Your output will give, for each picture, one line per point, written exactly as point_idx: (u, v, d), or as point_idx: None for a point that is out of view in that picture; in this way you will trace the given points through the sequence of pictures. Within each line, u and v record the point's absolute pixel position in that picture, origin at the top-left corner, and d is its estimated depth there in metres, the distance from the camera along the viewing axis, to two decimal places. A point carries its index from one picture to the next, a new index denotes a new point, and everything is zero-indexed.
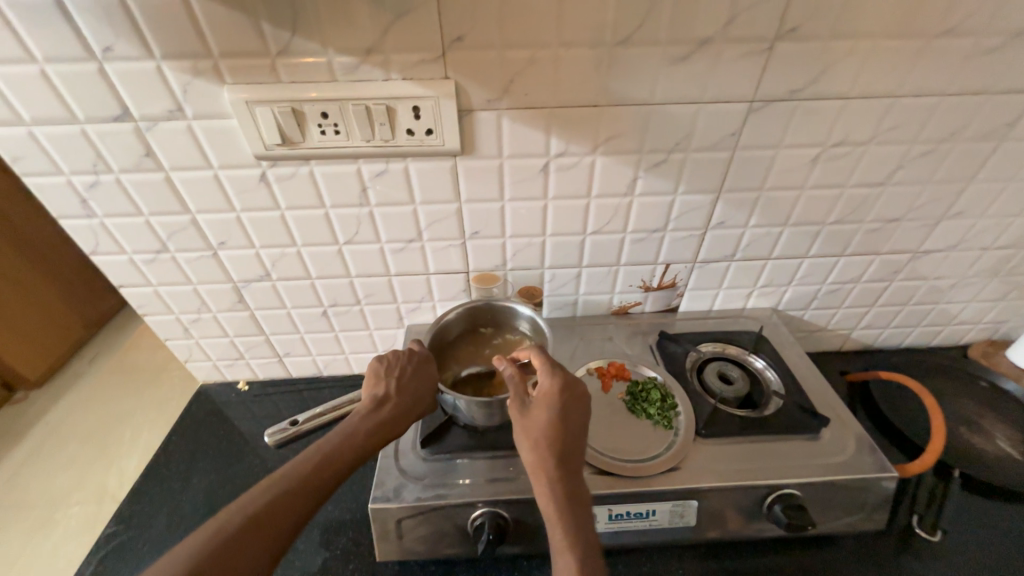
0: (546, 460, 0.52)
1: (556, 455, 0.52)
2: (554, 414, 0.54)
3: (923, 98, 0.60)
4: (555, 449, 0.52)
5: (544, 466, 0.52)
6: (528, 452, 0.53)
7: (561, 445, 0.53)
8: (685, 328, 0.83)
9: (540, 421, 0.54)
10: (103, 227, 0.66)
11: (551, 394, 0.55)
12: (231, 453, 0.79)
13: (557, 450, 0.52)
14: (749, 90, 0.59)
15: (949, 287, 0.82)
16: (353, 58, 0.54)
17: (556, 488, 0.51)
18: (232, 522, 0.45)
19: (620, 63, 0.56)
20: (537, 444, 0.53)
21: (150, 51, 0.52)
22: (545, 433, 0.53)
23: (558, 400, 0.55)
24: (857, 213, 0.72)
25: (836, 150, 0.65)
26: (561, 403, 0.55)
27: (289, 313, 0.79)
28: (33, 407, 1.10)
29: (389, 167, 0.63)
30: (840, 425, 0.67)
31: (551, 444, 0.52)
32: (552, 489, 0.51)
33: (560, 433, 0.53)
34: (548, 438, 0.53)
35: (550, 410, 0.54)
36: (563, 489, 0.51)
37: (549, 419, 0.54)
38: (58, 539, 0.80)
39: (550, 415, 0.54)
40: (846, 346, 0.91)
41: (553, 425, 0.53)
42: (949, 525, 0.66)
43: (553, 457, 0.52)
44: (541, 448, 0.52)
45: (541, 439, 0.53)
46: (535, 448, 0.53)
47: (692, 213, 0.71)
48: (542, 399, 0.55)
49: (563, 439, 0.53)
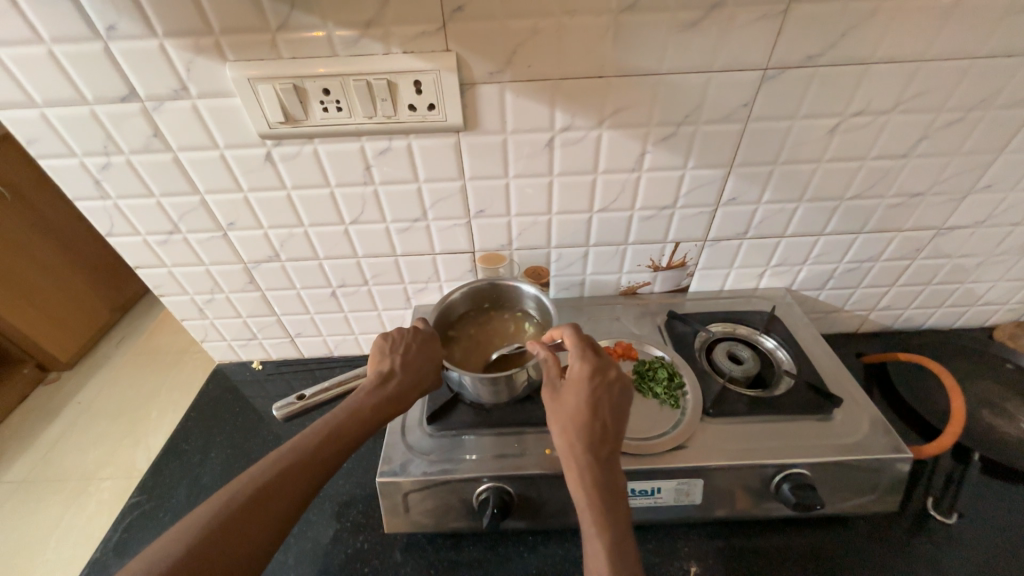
0: (577, 447, 0.52)
1: (588, 441, 0.52)
2: (586, 400, 0.53)
3: (952, 62, 0.57)
4: (586, 438, 0.52)
5: (576, 452, 0.52)
6: (559, 436, 0.54)
7: (592, 431, 0.52)
8: (695, 309, 0.82)
9: (571, 407, 0.54)
10: (117, 209, 0.67)
11: (584, 381, 0.54)
12: (246, 429, 0.81)
13: (589, 436, 0.52)
14: (763, 57, 0.56)
15: (975, 265, 0.79)
16: (352, 31, 0.53)
17: (587, 474, 0.51)
18: (241, 494, 0.46)
19: (626, 31, 0.54)
20: (568, 430, 0.53)
21: (153, 29, 0.52)
22: (577, 419, 0.53)
23: (589, 386, 0.54)
24: (878, 187, 0.69)
25: (856, 120, 0.62)
26: (593, 389, 0.54)
27: (299, 293, 0.80)
28: (64, 386, 1.15)
29: (392, 144, 0.62)
30: (854, 406, 0.65)
31: (583, 430, 0.52)
32: (583, 475, 0.51)
33: (592, 419, 0.53)
34: (580, 424, 0.53)
35: (582, 398, 0.54)
36: (594, 475, 0.51)
37: (580, 404, 0.53)
38: (89, 510, 0.85)
39: (582, 401, 0.54)
40: (863, 327, 0.89)
41: (585, 410, 0.53)
42: (966, 508, 0.64)
43: (584, 443, 0.52)
44: (572, 435, 0.53)
45: (572, 425, 0.53)
46: (566, 436, 0.53)
47: (703, 189, 0.69)
48: (573, 384, 0.55)
49: (595, 425, 0.53)
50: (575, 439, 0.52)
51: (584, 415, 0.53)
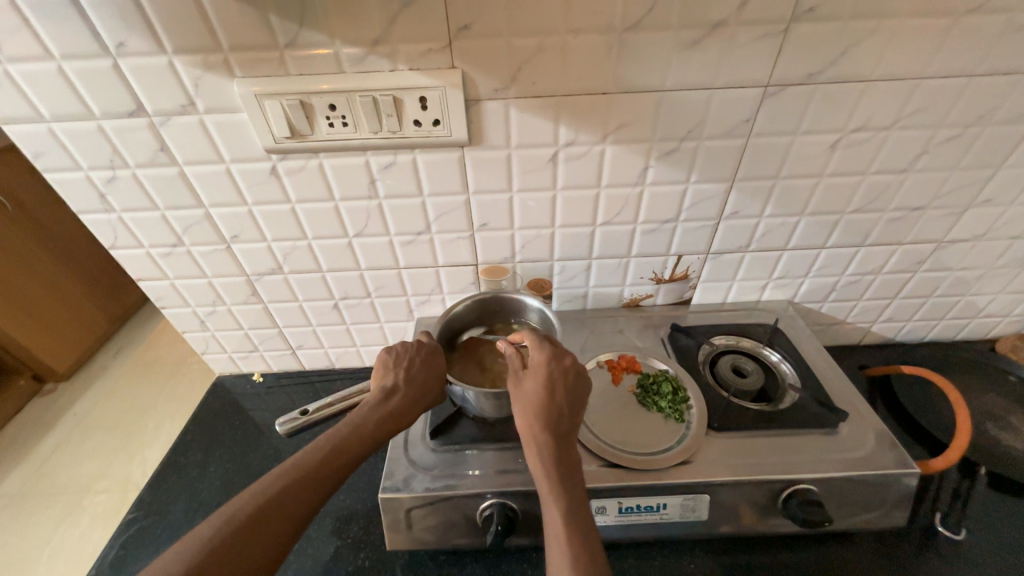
0: (536, 429, 0.52)
1: (546, 423, 0.52)
2: (545, 383, 0.54)
3: (950, 79, 0.58)
4: (544, 421, 0.52)
5: (535, 434, 0.52)
6: (520, 422, 0.53)
7: (550, 414, 0.52)
8: (697, 321, 0.82)
9: (531, 392, 0.54)
10: (122, 222, 0.67)
11: (542, 366, 0.55)
12: (246, 443, 0.80)
13: (548, 418, 0.52)
14: (764, 75, 0.57)
15: (975, 278, 0.79)
16: (360, 49, 0.54)
17: (546, 456, 0.51)
18: (243, 511, 0.46)
19: (629, 49, 0.55)
20: (528, 414, 0.53)
21: (163, 46, 0.53)
22: (536, 402, 0.53)
23: (547, 370, 0.55)
24: (879, 201, 0.69)
25: (856, 136, 0.63)
26: (551, 373, 0.55)
27: (301, 306, 0.79)
28: (61, 398, 1.14)
29: (397, 159, 0.63)
30: (859, 419, 0.65)
31: (542, 412, 0.53)
32: (541, 456, 0.51)
33: (550, 402, 0.53)
34: (539, 406, 0.53)
35: (540, 382, 0.54)
36: (553, 457, 0.50)
37: (539, 388, 0.54)
38: (84, 526, 0.83)
39: (541, 385, 0.54)
40: (866, 340, 0.89)
41: (543, 393, 0.53)
42: (974, 524, 0.63)
43: (544, 425, 0.52)
44: (532, 418, 0.53)
45: (532, 408, 0.53)
46: (526, 421, 0.53)
47: (705, 203, 0.69)
48: (533, 370, 0.55)
49: (553, 408, 0.53)
50: (534, 422, 0.52)
51: (543, 399, 0.53)
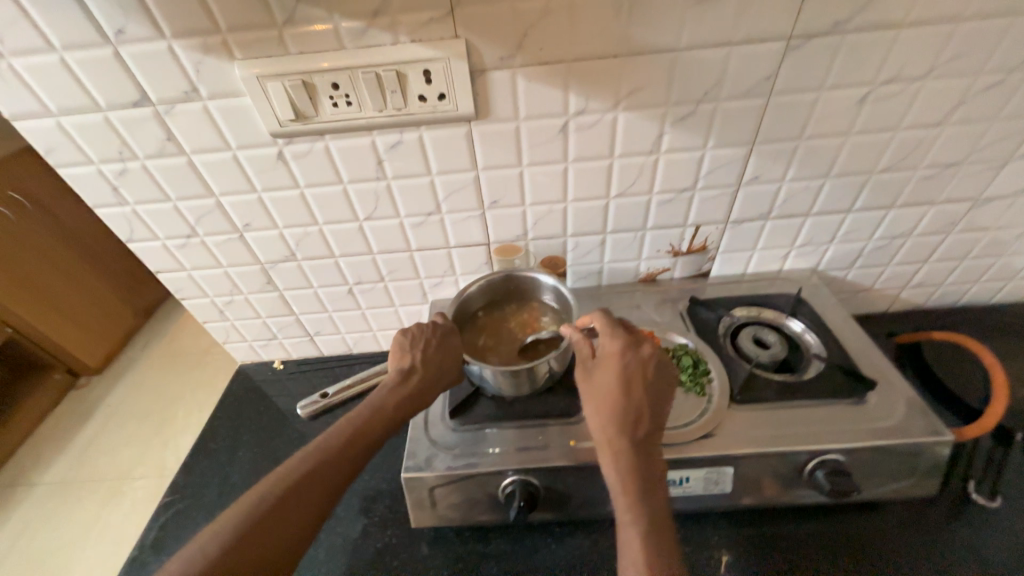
0: (611, 422, 0.52)
1: (621, 418, 0.52)
2: (619, 376, 0.54)
3: (991, 20, 0.53)
4: (619, 414, 0.52)
5: (610, 428, 0.52)
6: (593, 413, 0.54)
7: (626, 409, 0.52)
8: (717, 293, 0.79)
9: (606, 384, 0.54)
10: (136, 214, 0.68)
11: (617, 357, 0.55)
12: (271, 428, 0.82)
13: (624, 413, 0.52)
14: (787, 26, 0.54)
15: (1014, 238, 0.75)
16: (360, 22, 0.52)
17: (621, 449, 0.51)
18: (271, 493, 0.47)
19: (641, 6, 0.52)
20: (602, 409, 0.53)
21: (162, 31, 0.52)
22: (611, 396, 0.53)
23: (620, 363, 0.54)
24: (911, 158, 0.66)
25: (887, 89, 0.59)
26: (626, 365, 0.54)
27: (316, 292, 0.80)
28: (95, 390, 1.18)
29: (404, 137, 0.61)
30: (889, 388, 0.63)
31: (618, 405, 0.52)
32: (616, 450, 0.51)
33: (626, 395, 0.53)
34: (614, 400, 0.53)
35: (614, 374, 0.54)
36: (629, 452, 0.50)
37: (613, 380, 0.54)
38: (125, 510, 0.87)
39: (615, 377, 0.54)
40: (894, 307, 0.86)
41: (618, 386, 0.53)
42: (1011, 490, 0.61)
43: (619, 419, 0.52)
44: (607, 411, 0.53)
45: (607, 402, 0.53)
46: (600, 413, 0.53)
47: (723, 169, 0.66)
48: (606, 361, 0.55)
49: (629, 402, 0.52)
50: (608, 416, 0.52)
51: (618, 391, 0.53)
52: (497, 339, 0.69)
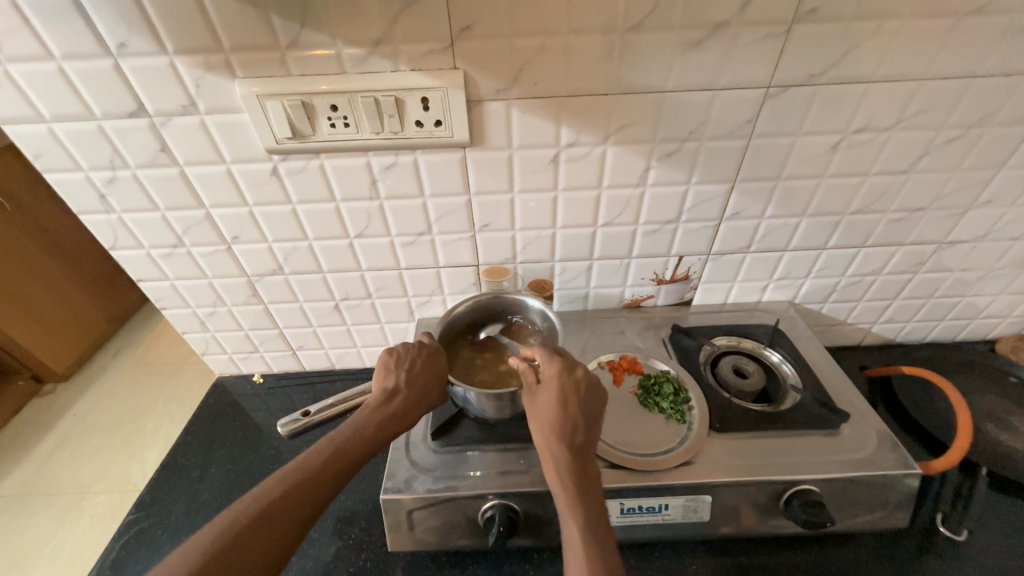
0: (553, 445, 0.52)
1: (560, 440, 0.52)
2: (559, 400, 0.53)
3: (950, 81, 0.58)
4: (557, 437, 0.52)
5: (552, 450, 0.52)
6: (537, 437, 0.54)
7: (564, 430, 0.52)
8: (698, 322, 0.82)
9: (547, 409, 0.54)
10: (122, 222, 0.67)
11: (556, 382, 0.54)
12: (247, 444, 0.80)
13: (563, 434, 0.52)
14: (766, 76, 0.57)
15: (975, 279, 0.79)
16: (362, 49, 0.54)
17: (563, 471, 0.51)
18: (245, 514, 0.46)
19: (631, 50, 0.55)
20: (543, 432, 0.53)
21: (164, 47, 0.53)
22: (551, 420, 0.53)
23: (558, 385, 0.54)
24: (880, 202, 0.69)
25: (857, 137, 0.63)
26: (565, 388, 0.54)
27: (301, 307, 0.79)
28: (60, 398, 1.13)
29: (399, 160, 0.63)
30: (860, 420, 0.65)
31: (557, 429, 0.53)
32: (557, 473, 0.51)
33: (565, 418, 0.53)
34: (554, 423, 0.53)
35: (552, 398, 0.54)
36: (571, 474, 0.51)
37: (553, 405, 0.53)
38: (83, 527, 0.83)
39: (554, 402, 0.53)
40: (866, 340, 0.89)
41: (557, 410, 0.53)
42: (975, 524, 0.63)
43: (560, 442, 0.52)
44: (548, 434, 0.53)
45: (548, 426, 0.53)
46: (541, 436, 0.53)
47: (706, 204, 0.69)
48: (546, 386, 0.54)
49: (567, 424, 0.53)
50: (549, 439, 0.53)
51: (557, 415, 0.53)
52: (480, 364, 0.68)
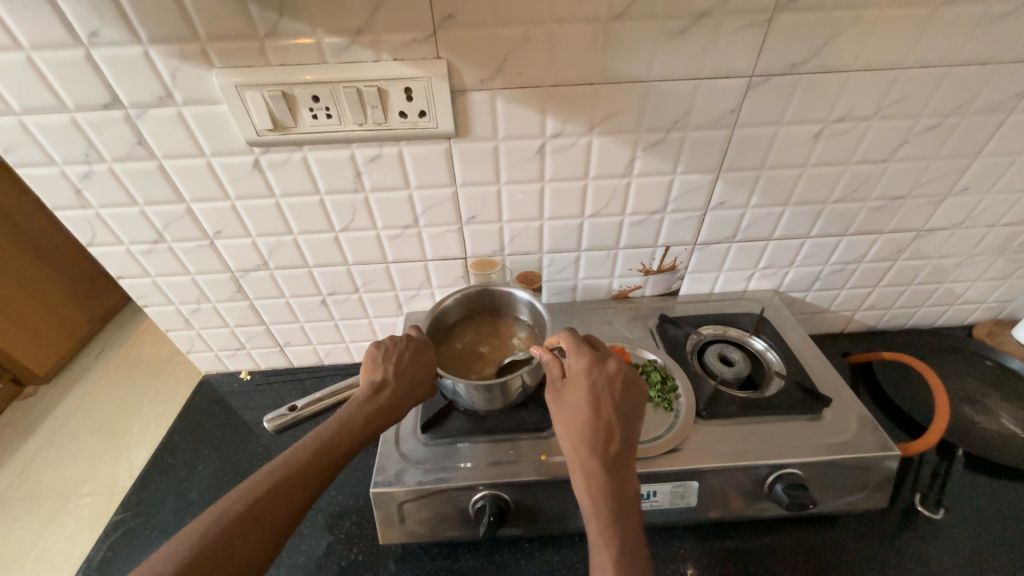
0: (583, 441, 0.52)
1: (591, 435, 0.52)
2: (589, 396, 0.54)
3: (928, 70, 0.59)
4: (588, 433, 0.53)
5: (580, 449, 0.52)
6: (564, 435, 0.54)
7: (595, 426, 0.53)
8: (686, 311, 0.82)
9: (576, 405, 0.54)
10: (99, 218, 0.66)
11: (586, 377, 0.55)
12: (235, 441, 0.79)
13: (594, 431, 0.53)
14: (748, 65, 0.57)
15: (953, 266, 0.81)
16: (342, 39, 0.53)
17: (594, 472, 0.51)
18: (232, 510, 0.45)
19: (615, 39, 0.54)
20: (572, 427, 0.54)
21: (137, 36, 0.51)
22: (581, 417, 0.53)
23: (588, 380, 0.55)
24: (860, 191, 0.71)
25: (838, 127, 0.64)
26: (594, 385, 0.54)
27: (288, 302, 0.78)
28: (42, 400, 1.11)
29: (383, 151, 0.62)
30: (842, 405, 0.67)
31: (587, 425, 0.53)
32: (586, 473, 0.51)
33: (596, 416, 0.53)
34: (584, 418, 0.53)
35: (582, 393, 0.54)
36: (600, 474, 0.51)
37: (583, 401, 0.54)
38: (68, 530, 0.81)
39: (583, 398, 0.54)
40: (848, 327, 0.91)
41: (588, 408, 0.53)
42: (952, 503, 0.65)
43: (590, 441, 0.52)
44: (577, 433, 0.53)
45: (577, 422, 0.53)
46: (571, 431, 0.54)
47: (691, 193, 0.70)
48: (575, 380, 0.55)
49: (597, 419, 0.53)
50: (579, 434, 0.53)
51: (587, 412, 0.53)
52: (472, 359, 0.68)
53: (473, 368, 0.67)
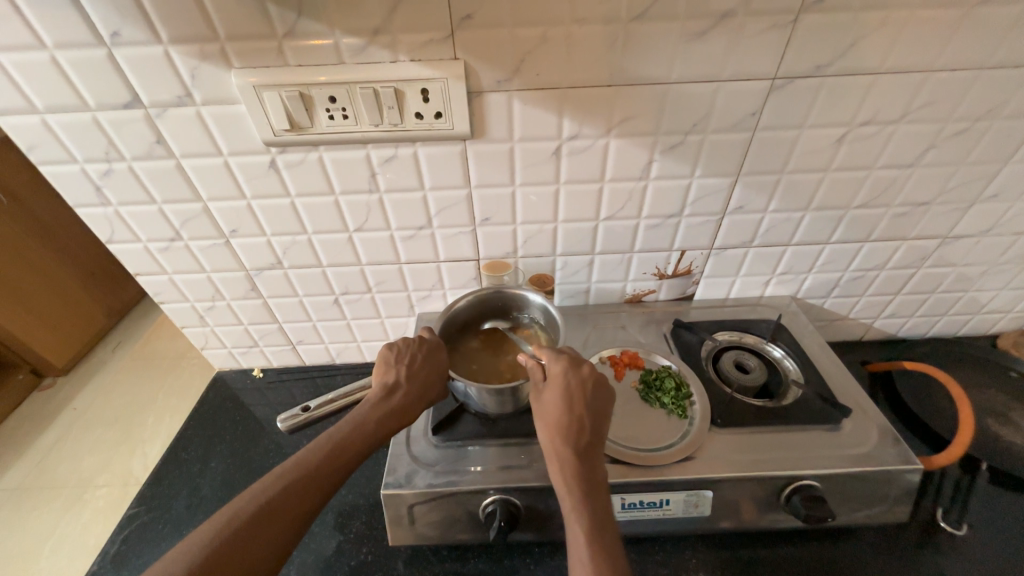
0: (557, 442, 0.52)
1: (565, 436, 0.52)
2: (566, 397, 0.53)
3: (958, 72, 0.57)
4: (562, 432, 0.52)
5: (557, 451, 0.51)
6: (542, 438, 0.53)
7: (569, 426, 0.52)
8: (700, 317, 0.81)
9: (555, 407, 0.53)
10: (118, 216, 0.66)
11: (563, 379, 0.54)
12: (247, 437, 0.80)
13: (568, 431, 0.52)
14: (771, 67, 0.56)
15: (979, 274, 0.79)
16: (360, 39, 0.53)
17: (568, 473, 0.50)
18: (244, 511, 0.45)
19: (635, 39, 0.54)
20: (547, 427, 0.53)
21: (158, 36, 0.52)
22: (558, 418, 0.52)
23: (563, 380, 0.54)
24: (884, 196, 0.69)
25: (863, 130, 0.62)
26: (569, 385, 0.54)
27: (301, 301, 0.79)
28: (60, 392, 1.13)
29: (398, 152, 0.62)
30: (862, 415, 0.65)
31: (561, 424, 0.52)
32: (563, 475, 0.50)
33: (570, 416, 0.52)
34: (558, 418, 0.52)
35: (557, 394, 0.54)
36: (575, 473, 0.50)
37: (558, 401, 0.53)
38: (84, 521, 0.83)
39: (557, 398, 0.53)
40: (867, 335, 0.89)
41: (562, 407, 0.53)
42: (976, 519, 0.63)
43: (567, 442, 0.51)
44: (554, 435, 0.52)
45: (552, 422, 0.53)
46: (546, 432, 0.53)
47: (709, 197, 0.69)
48: (550, 381, 0.55)
49: (572, 419, 0.52)
50: (554, 434, 0.52)
51: (564, 414, 0.53)
52: (482, 361, 0.67)
53: (483, 371, 0.66)
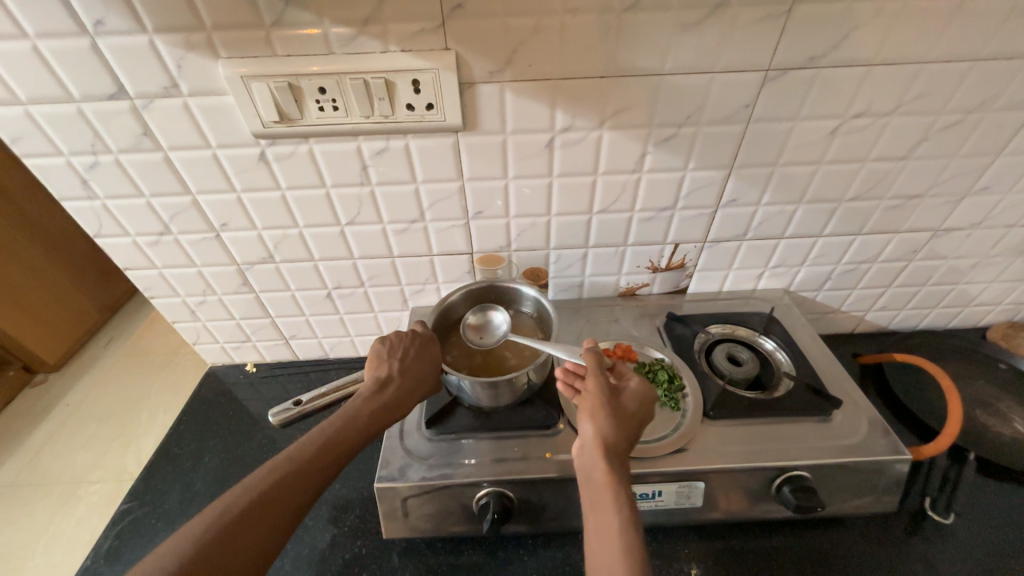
0: (619, 440, 0.51)
1: (627, 437, 0.52)
2: (636, 406, 0.54)
3: (951, 64, 0.57)
4: (626, 433, 0.52)
5: (614, 446, 0.51)
6: (597, 430, 0.51)
7: (631, 430, 0.53)
8: (694, 310, 0.81)
9: (622, 408, 0.53)
10: (106, 209, 0.66)
11: (636, 393, 0.56)
12: (240, 433, 0.80)
13: (630, 435, 0.53)
14: (765, 59, 0.56)
15: (969, 267, 0.79)
16: (349, 29, 0.52)
17: (621, 468, 0.50)
18: (235, 505, 0.45)
19: (628, 30, 0.53)
20: (612, 422, 0.52)
21: (143, 25, 0.51)
22: (624, 420, 0.53)
23: (641, 393, 0.56)
24: (876, 189, 0.69)
25: (856, 123, 0.62)
26: (643, 399, 0.55)
27: (293, 295, 0.78)
28: (53, 388, 1.12)
29: (390, 145, 0.61)
30: (853, 407, 0.65)
31: (627, 427, 0.53)
32: (614, 470, 0.49)
33: (635, 423, 0.53)
34: (627, 421, 0.53)
35: (631, 402, 0.55)
36: (624, 472, 0.50)
37: (631, 406, 0.54)
38: (78, 516, 0.83)
39: (631, 404, 0.54)
40: (859, 328, 0.89)
41: (633, 413, 0.54)
42: (962, 508, 0.64)
43: (624, 441, 0.52)
44: (617, 434, 0.51)
45: (621, 420, 0.52)
46: (613, 424, 0.52)
47: (703, 190, 0.68)
48: (626, 389, 0.56)
49: (635, 426, 0.53)
50: (620, 430, 0.52)
51: (628, 421, 0.53)
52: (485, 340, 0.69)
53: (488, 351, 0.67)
